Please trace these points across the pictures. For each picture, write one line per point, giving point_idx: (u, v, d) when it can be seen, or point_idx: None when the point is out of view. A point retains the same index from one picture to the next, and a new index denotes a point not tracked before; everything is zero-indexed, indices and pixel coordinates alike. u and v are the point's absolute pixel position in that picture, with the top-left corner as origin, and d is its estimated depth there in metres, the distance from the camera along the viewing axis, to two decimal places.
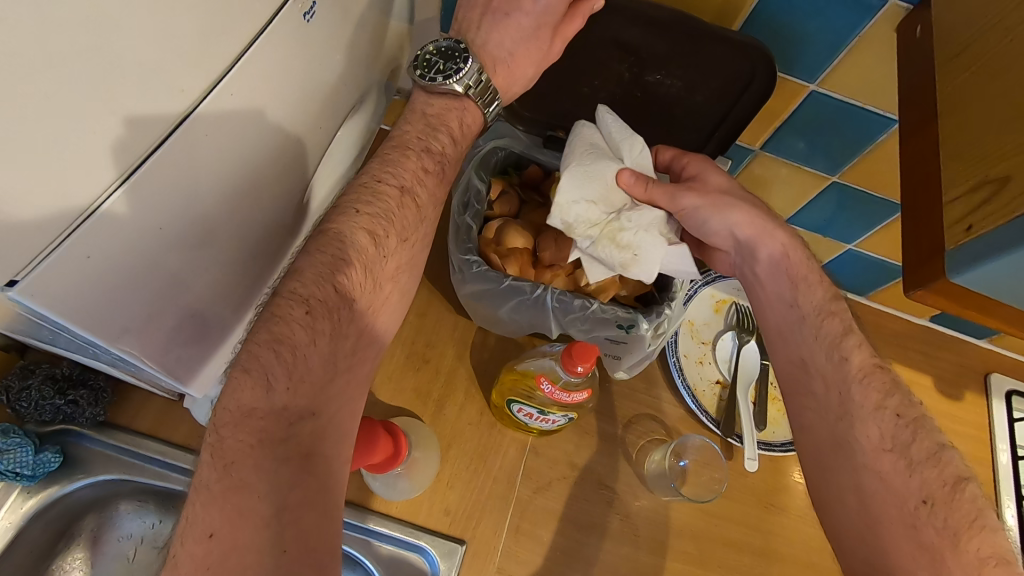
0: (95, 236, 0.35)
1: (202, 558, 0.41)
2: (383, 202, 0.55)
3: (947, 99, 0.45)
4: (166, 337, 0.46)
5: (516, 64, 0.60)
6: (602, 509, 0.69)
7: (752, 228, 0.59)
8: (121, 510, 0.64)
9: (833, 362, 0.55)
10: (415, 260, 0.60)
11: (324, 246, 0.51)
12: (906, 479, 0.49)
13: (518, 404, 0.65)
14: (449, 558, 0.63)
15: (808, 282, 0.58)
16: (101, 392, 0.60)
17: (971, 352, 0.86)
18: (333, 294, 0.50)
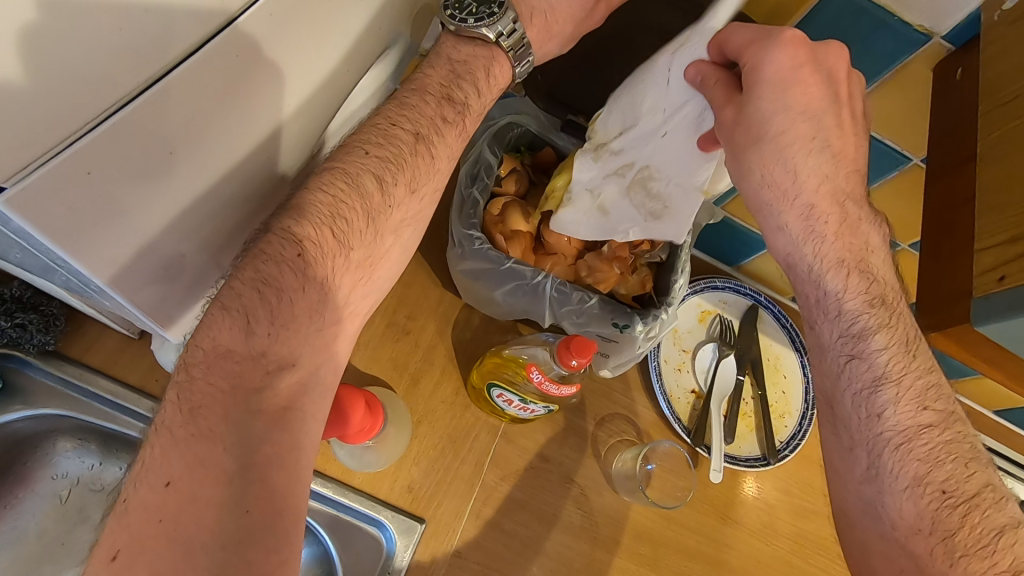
0: (106, 147, 0.31)
1: (156, 508, 0.37)
2: (395, 146, 0.47)
3: (991, 146, 0.44)
4: (147, 275, 0.41)
5: (554, 19, 0.53)
6: (564, 503, 0.69)
7: (846, 247, 0.51)
8: (59, 449, 0.62)
9: (863, 418, 0.50)
10: (423, 217, 0.52)
11: (329, 185, 0.44)
12: (945, 567, 0.45)
13: (499, 389, 0.61)
14: (406, 535, 0.63)
15: (846, 294, 0.51)
16: (53, 320, 0.57)
17: None
18: (330, 239, 0.44)
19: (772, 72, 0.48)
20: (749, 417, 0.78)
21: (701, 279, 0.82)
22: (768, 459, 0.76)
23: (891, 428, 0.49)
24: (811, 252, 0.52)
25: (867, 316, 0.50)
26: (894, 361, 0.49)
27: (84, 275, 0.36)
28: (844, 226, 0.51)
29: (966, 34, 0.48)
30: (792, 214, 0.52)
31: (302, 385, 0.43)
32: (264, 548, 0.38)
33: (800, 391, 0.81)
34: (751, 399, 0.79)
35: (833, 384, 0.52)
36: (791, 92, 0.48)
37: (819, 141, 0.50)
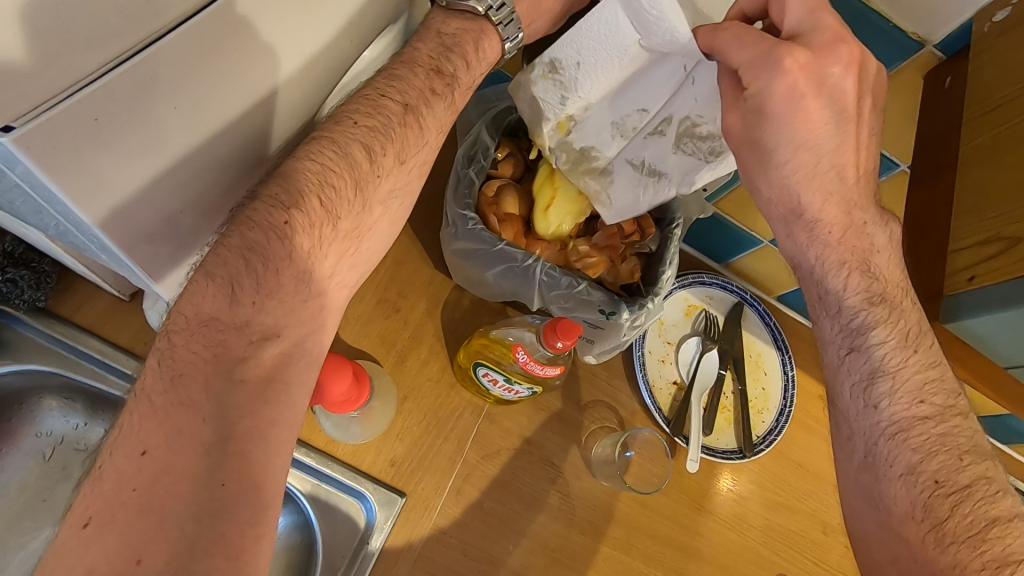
0: (111, 95, 0.31)
1: (131, 475, 0.38)
2: (384, 116, 0.47)
3: (970, 153, 0.46)
4: (138, 232, 0.41)
5: None
6: (543, 484, 0.70)
7: (853, 250, 0.52)
8: (45, 406, 0.63)
9: (862, 407, 0.51)
10: (411, 190, 0.53)
11: (315, 153, 0.45)
12: (936, 553, 0.45)
13: (485, 368, 0.61)
14: (387, 508, 0.64)
15: (846, 291, 0.52)
16: (44, 277, 0.57)
17: None
18: (317, 208, 0.44)
19: (776, 94, 0.47)
20: (728, 411, 0.80)
21: (689, 274, 0.84)
22: (744, 452, 0.78)
23: (885, 418, 0.50)
24: (813, 257, 0.53)
25: (867, 313, 0.51)
26: (891, 357, 0.50)
27: (82, 224, 0.37)
28: (848, 232, 0.52)
29: (956, 44, 0.50)
30: (793, 226, 0.53)
31: (285, 357, 0.44)
32: (238, 520, 0.39)
33: (780, 388, 0.83)
34: (731, 393, 0.81)
35: (834, 376, 0.53)
36: (795, 112, 0.48)
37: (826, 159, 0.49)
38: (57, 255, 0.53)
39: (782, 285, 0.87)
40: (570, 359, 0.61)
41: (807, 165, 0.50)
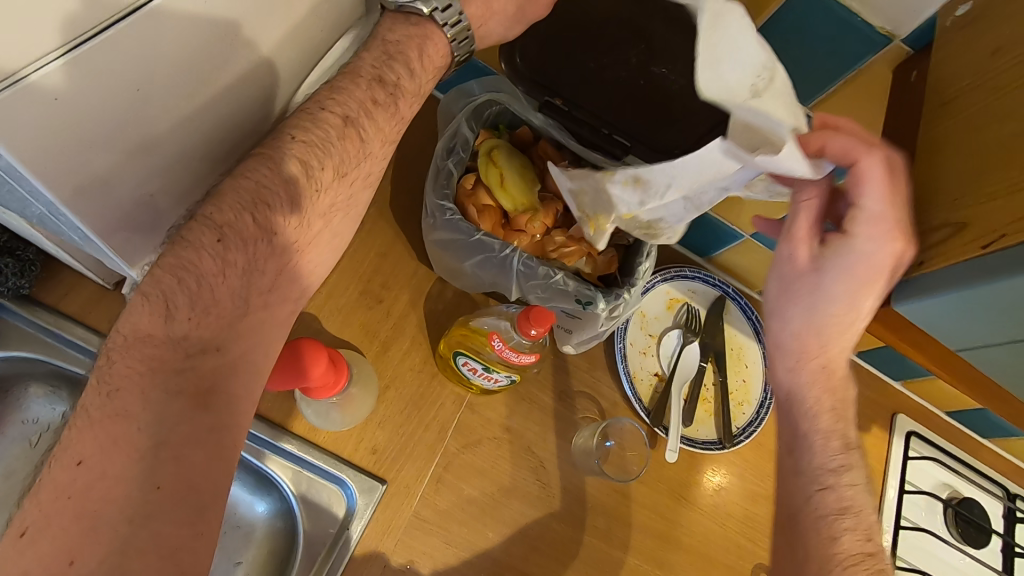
0: (66, 78, 0.32)
1: (65, 485, 0.39)
2: (323, 130, 0.47)
3: (927, 140, 0.48)
4: (105, 221, 0.43)
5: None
6: (523, 472, 0.71)
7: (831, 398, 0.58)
8: (31, 393, 0.65)
9: (822, 537, 0.55)
10: (353, 201, 0.53)
11: (250, 170, 0.45)
12: None
13: (464, 357, 0.62)
14: (367, 494, 0.64)
15: (828, 432, 0.58)
16: (29, 265, 0.58)
17: (888, 393, 0.94)
18: (250, 225, 0.44)
19: (853, 265, 0.50)
20: (709, 403, 0.80)
21: (672, 268, 0.84)
22: (724, 443, 0.79)
23: (843, 549, 0.54)
24: (786, 393, 0.61)
25: (842, 455, 0.58)
26: (855, 497, 0.56)
27: (49, 200, 0.37)
28: (838, 384, 0.59)
29: (924, 38, 0.51)
30: (781, 354, 0.60)
31: (227, 368, 0.45)
32: (173, 520, 0.40)
33: (760, 381, 0.84)
34: (712, 385, 0.81)
35: (796, 499, 0.58)
36: (844, 279, 0.51)
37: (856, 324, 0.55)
38: (39, 242, 0.54)
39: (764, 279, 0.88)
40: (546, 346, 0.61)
41: (822, 324, 0.55)
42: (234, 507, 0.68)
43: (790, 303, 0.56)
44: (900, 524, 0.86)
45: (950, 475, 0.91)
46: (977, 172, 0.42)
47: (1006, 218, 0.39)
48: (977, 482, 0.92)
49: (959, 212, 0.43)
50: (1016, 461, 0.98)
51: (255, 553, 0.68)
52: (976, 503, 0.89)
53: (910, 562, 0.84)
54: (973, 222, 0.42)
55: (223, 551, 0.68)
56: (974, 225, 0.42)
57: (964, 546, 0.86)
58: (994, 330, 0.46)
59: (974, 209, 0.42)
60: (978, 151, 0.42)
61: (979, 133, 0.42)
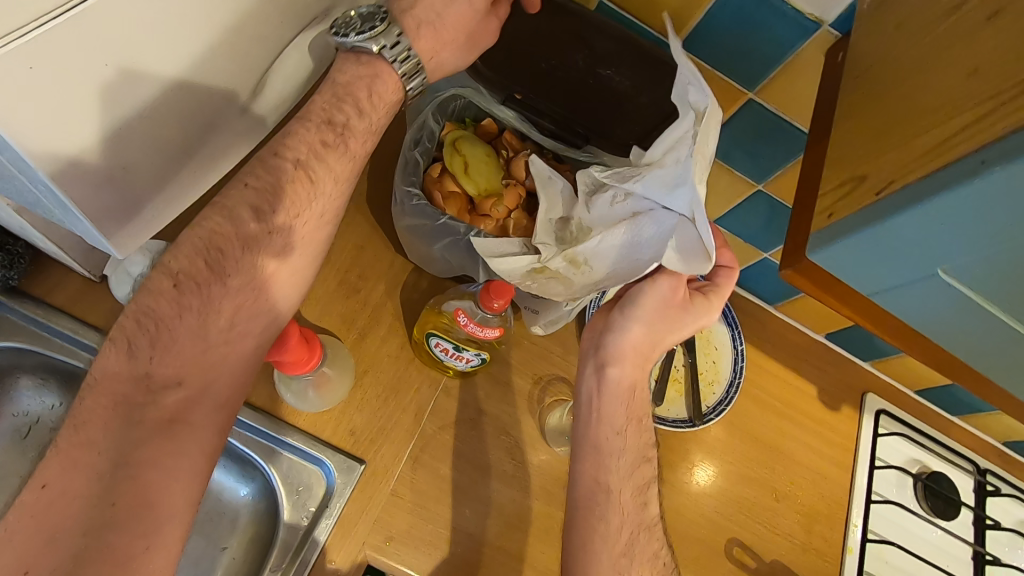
0: (41, 49, 0.34)
1: (31, 505, 0.44)
2: (272, 176, 0.51)
3: (843, 109, 0.51)
4: (98, 199, 0.45)
5: (445, 28, 0.55)
6: (497, 452, 0.74)
7: (633, 399, 0.65)
8: (21, 385, 0.68)
9: (625, 520, 0.62)
10: (317, 242, 0.55)
11: (207, 219, 0.50)
12: None
13: (436, 337, 0.65)
14: (346, 473, 0.67)
15: (633, 430, 0.65)
16: (18, 258, 0.61)
17: (857, 373, 0.97)
18: (202, 270, 0.49)
19: (689, 319, 0.65)
20: (679, 383, 0.84)
21: None
22: (694, 420, 0.82)
23: (637, 531, 0.62)
24: (629, 384, 0.65)
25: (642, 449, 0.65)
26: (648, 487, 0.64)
27: (31, 167, 0.39)
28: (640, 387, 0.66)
29: (849, 21, 0.55)
30: (619, 344, 0.65)
31: (188, 401, 0.49)
32: (125, 533, 0.45)
33: (729, 360, 0.87)
34: (682, 365, 0.85)
35: (594, 484, 0.63)
36: (692, 314, 0.65)
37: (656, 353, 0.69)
38: (27, 233, 0.57)
39: None
40: (508, 320, 0.63)
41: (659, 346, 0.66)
42: (220, 494, 0.71)
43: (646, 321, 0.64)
44: (871, 497, 0.88)
45: (919, 451, 0.94)
46: (878, 131, 0.45)
47: (906, 167, 0.42)
48: (948, 457, 0.95)
49: (863, 167, 0.46)
50: (988, 436, 1.00)
51: (240, 537, 0.70)
52: (946, 477, 0.91)
53: (883, 535, 0.86)
54: (873, 171, 0.44)
55: (207, 537, 0.70)
56: (873, 174, 0.44)
57: (935, 519, 0.88)
58: (909, 264, 0.44)
59: (876, 161, 0.44)
60: (880, 111, 0.45)
61: (881, 99, 0.46)
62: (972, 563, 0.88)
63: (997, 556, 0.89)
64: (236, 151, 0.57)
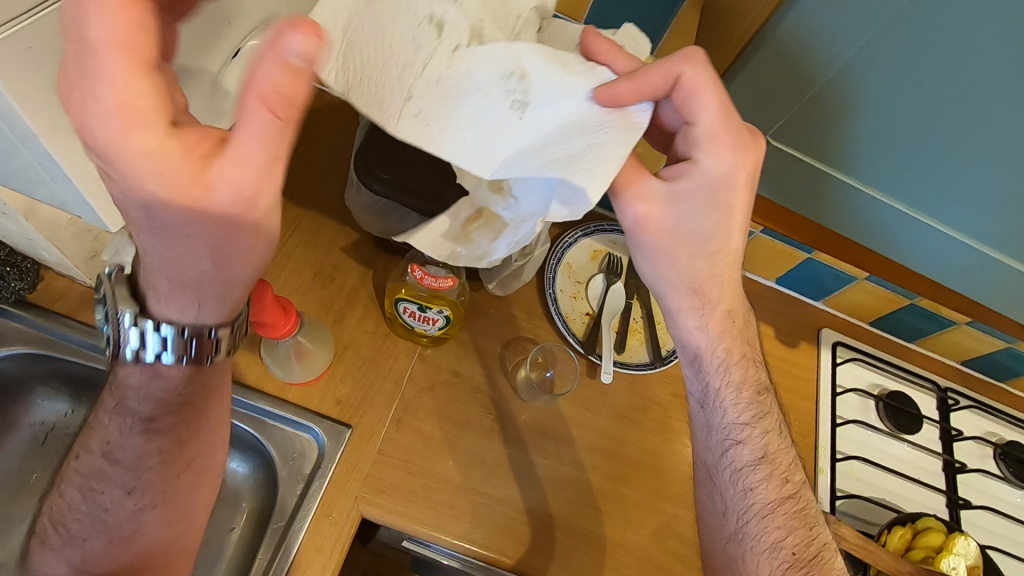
0: (45, 30, 0.40)
1: None
2: (83, 449, 0.57)
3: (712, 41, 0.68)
4: (98, 180, 0.51)
5: (191, 279, 0.45)
6: (476, 409, 0.80)
7: (722, 346, 0.67)
8: (37, 395, 0.75)
9: (739, 482, 0.67)
10: (146, 498, 0.58)
11: (61, 482, 0.59)
12: (773, 558, 0.64)
13: (403, 303, 0.73)
14: (334, 437, 0.73)
15: (730, 391, 0.68)
16: (28, 271, 0.69)
17: (810, 312, 1.04)
18: (53, 521, 0.58)
19: (699, 190, 0.59)
20: (639, 333, 0.90)
21: (592, 223, 0.94)
22: (655, 362, 0.87)
23: (753, 493, 0.66)
24: (700, 344, 0.67)
25: (743, 407, 0.68)
26: (758, 442, 0.67)
27: (29, 132, 0.44)
28: (733, 335, 0.68)
29: None
30: (687, 312, 0.66)
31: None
32: None
33: None
34: (640, 317, 0.91)
35: (710, 457, 0.69)
36: (703, 205, 0.59)
37: (739, 254, 0.63)
38: (35, 244, 0.65)
39: None
40: (460, 271, 0.71)
41: (725, 257, 0.63)
42: (226, 476, 0.77)
43: (692, 258, 0.63)
44: (836, 420, 0.94)
45: (875, 375, 1.00)
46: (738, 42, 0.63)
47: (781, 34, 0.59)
48: (907, 378, 1.00)
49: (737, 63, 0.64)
50: (945, 359, 1.06)
51: (246, 510, 0.76)
52: (905, 395, 0.97)
53: (850, 454, 0.92)
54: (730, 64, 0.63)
55: (215, 521, 0.76)
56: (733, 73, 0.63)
57: (900, 435, 0.94)
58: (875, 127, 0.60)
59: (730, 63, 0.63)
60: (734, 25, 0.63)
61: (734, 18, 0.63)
62: (942, 472, 0.93)
63: (965, 463, 0.94)
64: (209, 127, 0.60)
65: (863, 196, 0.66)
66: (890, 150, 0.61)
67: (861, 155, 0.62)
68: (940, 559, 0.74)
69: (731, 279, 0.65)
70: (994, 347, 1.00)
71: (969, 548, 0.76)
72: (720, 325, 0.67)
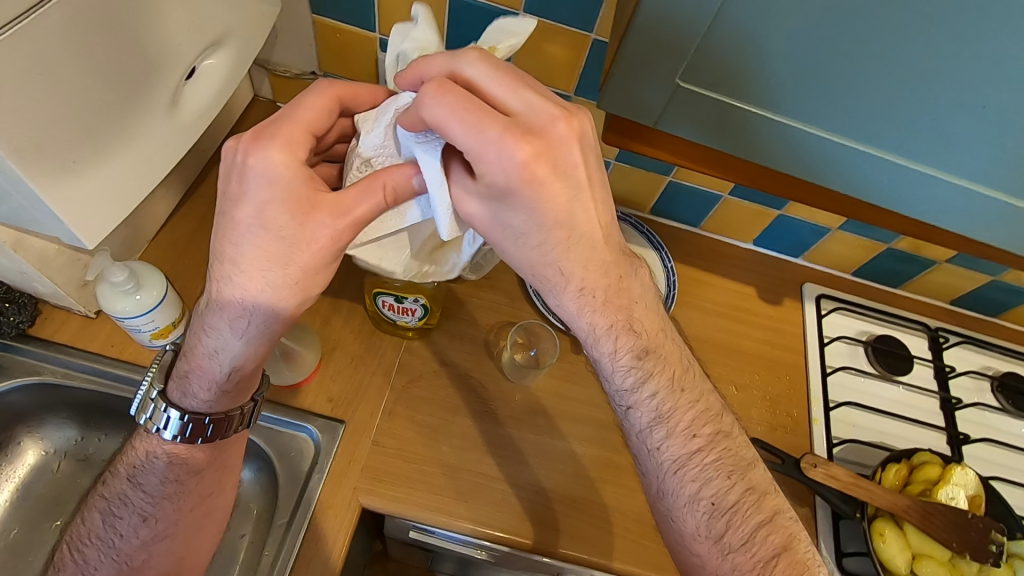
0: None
1: None
2: (110, 486, 0.65)
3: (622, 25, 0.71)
4: (68, 201, 0.53)
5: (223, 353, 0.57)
6: (466, 394, 0.82)
7: (594, 304, 0.57)
8: (48, 424, 0.79)
9: (652, 452, 0.59)
10: (157, 533, 0.64)
11: (86, 516, 0.65)
12: (707, 528, 0.57)
13: (381, 296, 0.76)
14: (329, 433, 0.76)
15: (618, 353, 0.58)
16: (25, 306, 0.73)
17: (792, 269, 1.05)
18: (70, 549, 0.64)
19: (512, 184, 0.49)
20: None
21: None
22: None
23: (670, 461, 0.58)
24: (573, 309, 0.57)
25: (633, 369, 0.58)
26: (663, 403, 0.59)
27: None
28: (609, 291, 0.57)
29: None
30: (544, 287, 0.57)
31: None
32: None
33: (662, 278, 0.96)
34: None
35: (625, 428, 0.61)
36: (513, 198, 0.51)
37: (578, 226, 0.53)
38: (28, 277, 0.69)
39: (650, 197, 0.99)
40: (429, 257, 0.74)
41: (559, 217, 0.53)
42: None
43: (518, 243, 0.54)
44: (826, 369, 0.94)
45: (861, 322, 1.01)
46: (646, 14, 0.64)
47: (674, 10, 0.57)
48: (894, 322, 1.01)
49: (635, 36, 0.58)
50: (933, 300, 1.06)
51: (255, 514, 0.79)
52: (893, 337, 0.97)
53: (844, 400, 0.92)
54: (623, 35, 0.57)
55: (226, 529, 0.79)
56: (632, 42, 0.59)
57: (892, 378, 0.94)
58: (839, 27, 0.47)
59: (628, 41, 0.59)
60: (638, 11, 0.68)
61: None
62: (941, 410, 0.93)
63: (960, 397, 0.94)
64: (171, 144, 0.63)
65: (799, 132, 0.56)
66: (814, 86, 0.52)
67: (790, 93, 0.53)
68: (938, 490, 0.74)
69: (581, 249, 0.55)
70: (978, 282, 1.00)
71: (967, 477, 0.76)
72: (585, 282, 0.56)
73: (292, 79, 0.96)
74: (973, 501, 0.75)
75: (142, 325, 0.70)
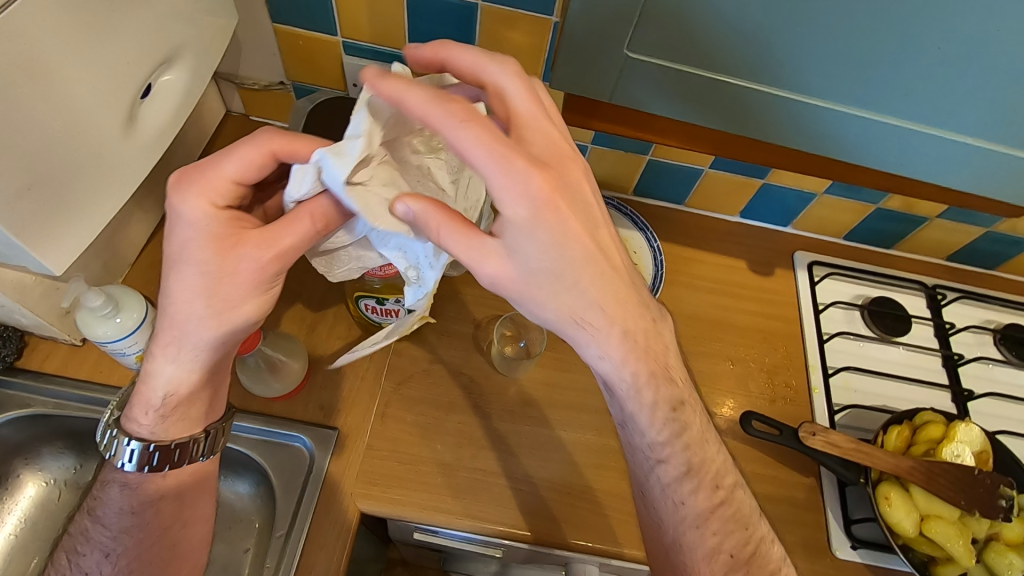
0: None
1: None
2: (77, 527, 0.65)
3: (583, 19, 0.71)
4: (25, 227, 0.53)
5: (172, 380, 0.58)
6: (458, 391, 0.82)
7: (612, 340, 0.53)
8: (44, 455, 0.79)
9: (662, 472, 0.61)
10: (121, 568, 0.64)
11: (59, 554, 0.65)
12: (708, 542, 0.61)
13: (363, 299, 0.76)
14: (322, 441, 0.75)
15: (637, 387, 0.56)
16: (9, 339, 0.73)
17: (782, 238, 1.03)
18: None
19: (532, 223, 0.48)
20: None
21: None
22: None
23: (677, 481, 0.61)
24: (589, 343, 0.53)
25: (651, 401, 0.57)
26: (679, 434, 0.59)
27: None
28: (630, 325, 0.54)
29: None
30: (558, 323, 0.52)
31: None
32: None
33: (649, 258, 0.94)
34: None
35: (635, 448, 0.61)
36: (532, 234, 0.48)
37: (602, 267, 0.51)
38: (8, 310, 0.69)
39: (631, 177, 0.98)
40: None
41: (578, 258, 0.50)
42: (232, 499, 0.80)
43: (532, 282, 0.50)
44: (823, 336, 0.93)
45: (857, 286, 0.99)
46: None
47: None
48: (890, 282, 0.99)
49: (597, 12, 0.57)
50: (929, 257, 1.04)
51: (256, 528, 0.79)
52: (890, 298, 0.96)
53: (842, 366, 0.91)
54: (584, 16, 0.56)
55: (229, 544, 0.79)
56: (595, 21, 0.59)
57: (891, 339, 0.93)
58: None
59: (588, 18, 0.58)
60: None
61: None
62: (943, 368, 0.91)
63: (962, 353, 0.93)
64: (132, 164, 0.63)
65: (797, 101, 0.54)
66: (801, 38, 0.50)
67: (779, 53, 0.51)
68: (942, 448, 0.73)
69: (614, 291, 0.52)
70: (973, 235, 0.98)
71: (972, 434, 0.74)
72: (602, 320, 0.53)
73: (261, 91, 0.95)
74: (979, 457, 0.74)
75: (125, 348, 0.70)
